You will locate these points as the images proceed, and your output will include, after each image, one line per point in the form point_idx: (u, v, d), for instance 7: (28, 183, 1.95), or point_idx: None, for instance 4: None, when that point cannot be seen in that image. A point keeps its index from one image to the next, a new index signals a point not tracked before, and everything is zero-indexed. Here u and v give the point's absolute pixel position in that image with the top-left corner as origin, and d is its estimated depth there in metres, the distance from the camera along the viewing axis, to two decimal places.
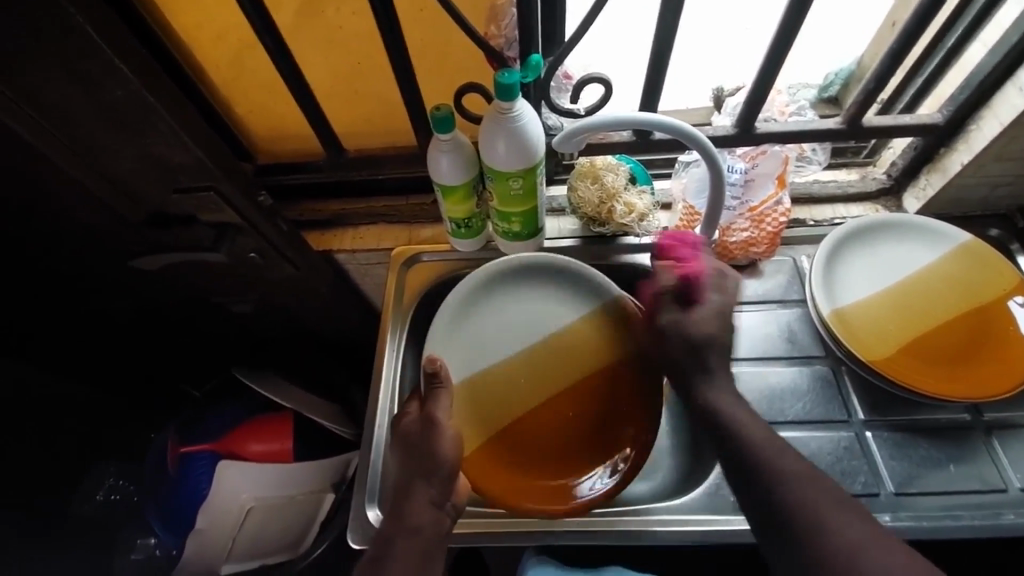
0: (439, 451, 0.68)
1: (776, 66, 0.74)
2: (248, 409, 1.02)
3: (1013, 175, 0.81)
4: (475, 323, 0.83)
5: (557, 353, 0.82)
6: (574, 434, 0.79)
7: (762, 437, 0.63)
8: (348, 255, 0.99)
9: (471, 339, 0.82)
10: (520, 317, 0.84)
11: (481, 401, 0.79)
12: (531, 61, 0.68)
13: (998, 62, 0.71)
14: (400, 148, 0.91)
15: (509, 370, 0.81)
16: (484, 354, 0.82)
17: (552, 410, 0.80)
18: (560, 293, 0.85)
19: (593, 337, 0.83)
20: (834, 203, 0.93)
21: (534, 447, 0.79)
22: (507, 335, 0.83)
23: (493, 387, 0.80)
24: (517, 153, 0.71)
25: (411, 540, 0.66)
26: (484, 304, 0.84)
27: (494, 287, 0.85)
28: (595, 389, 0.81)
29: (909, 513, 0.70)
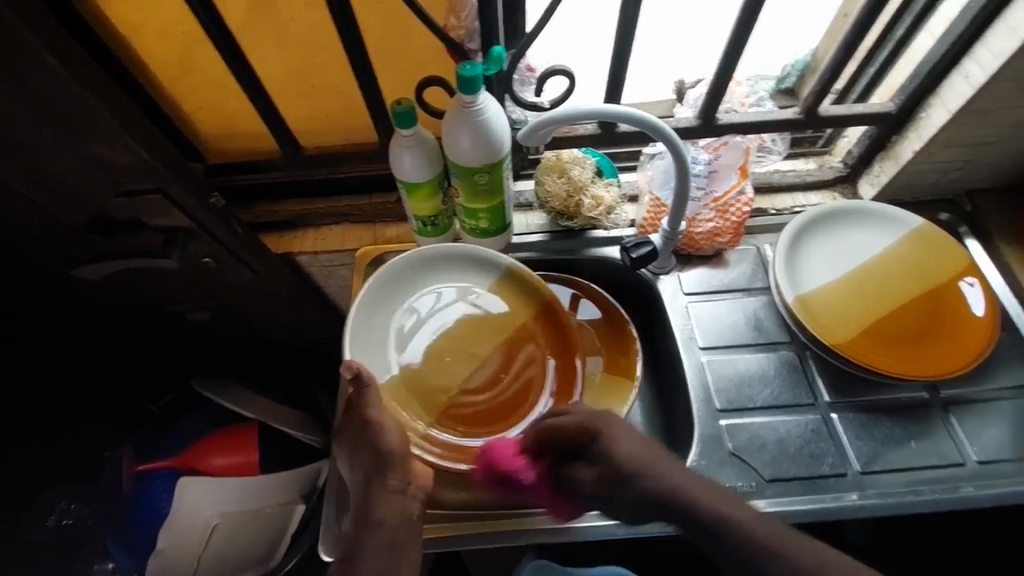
0: (381, 441, 0.63)
1: (736, 59, 0.74)
2: (209, 420, 0.97)
3: (962, 161, 0.84)
4: (392, 314, 0.78)
5: (477, 325, 0.78)
6: (511, 398, 0.75)
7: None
8: (309, 257, 0.95)
9: (390, 331, 0.77)
10: (437, 296, 0.79)
11: (416, 381, 0.74)
12: (495, 53, 0.65)
13: (945, 52, 0.74)
14: (361, 144, 0.88)
15: (436, 344, 0.77)
16: (407, 336, 0.76)
17: (480, 376, 0.76)
18: (462, 271, 0.81)
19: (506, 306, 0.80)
20: (794, 192, 0.95)
21: (476, 416, 0.74)
22: (425, 313, 0.78)
23: (424, 369, 0.75)
24: (484, 147, 0.70)
25: (383, 537, 0.61)
26: (401, 295, 0.79)
27: (412, 278, 0.80)
28: (518, 352, 0.78)
29: (875, 490, 0.72)
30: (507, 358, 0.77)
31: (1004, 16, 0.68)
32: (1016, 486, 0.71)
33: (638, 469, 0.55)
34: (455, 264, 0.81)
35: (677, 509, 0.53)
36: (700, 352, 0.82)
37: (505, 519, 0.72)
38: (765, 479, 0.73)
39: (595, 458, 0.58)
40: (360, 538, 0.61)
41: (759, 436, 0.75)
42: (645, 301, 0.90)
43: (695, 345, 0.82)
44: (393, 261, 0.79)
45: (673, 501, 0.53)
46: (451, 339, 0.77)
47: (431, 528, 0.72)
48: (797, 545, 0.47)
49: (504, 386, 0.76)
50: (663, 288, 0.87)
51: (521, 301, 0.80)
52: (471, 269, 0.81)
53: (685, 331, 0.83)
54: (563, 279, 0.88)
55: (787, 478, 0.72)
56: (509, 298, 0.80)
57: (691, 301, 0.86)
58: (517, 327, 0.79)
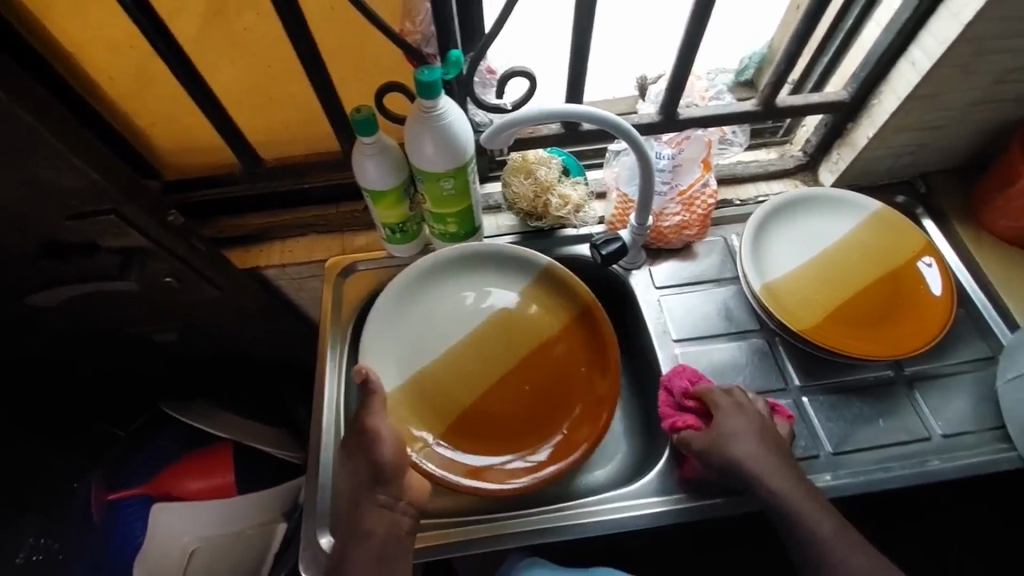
0: (377, 453, 0.66)
1: (692, 53, 0.75)
2: (183, 442, 0.95)
3: (914, 145, 0.86)
4: (412, 323, 0.81)
5: (503, 336, 0.82)
6: (529, 411, 0.78)
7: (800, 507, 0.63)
8: (277, 271, 0.93)
9: (408, 338, 0.80)
10: (459, 306, 0.83)
11: (434, 390, 0.78)
12: (452, 57, 0.65)
13: (891, 41, 0.76)
14: (324, 153, 0.87)
15: (456, 355, 0.80)
16: (421, 347, 0.80)
17: (499, 387, 0.79)
18: (485, 283, 0.84)
19: (534, 312, 0.83)
20: (757, 181, 0.98)
21: (490, 430, 0.77)
22: (440, 324, 0.82)
23: (438, 379, 0.79)
24: (447, 153, 0.70)
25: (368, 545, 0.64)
26: (426, 296, 0.83)
27: (437, 278, 0.84)
28: (543, 363, 0.81)
29: (847, 470, 0.73)
30: (530, 367, 0.80)
31: (944, 2, 0.69)
32: (978, 457, 0.73)
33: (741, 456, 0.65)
34: (480, 276, 0.85)
35: (749, 478, 0.64)
36: (674, 345, 0.83)
37: (502, 523, 0.72)
38: None
39: (716, 431, 0.67)
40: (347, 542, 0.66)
41: None
42: (618, 298, 0.91)
43: (669, 338, 0.83)
44: (410, 271, 0.82)
45: (749, 475, 0.64)
46: (477, 348, 0.81)
47: (432, 536, 0.72)
48: (836, 535, 0.62)
49: (525, 398, 0.79)
50: (635, 283, 0.87)
51: (553, 306, 0.83)
52: (499, 283, 0.85)
53: (658, 325, 0.84)
54: None
55: None
56: (540, 303, 0.84)
57: (664, 294, 0.87)
58: (545, 335, 0.82)
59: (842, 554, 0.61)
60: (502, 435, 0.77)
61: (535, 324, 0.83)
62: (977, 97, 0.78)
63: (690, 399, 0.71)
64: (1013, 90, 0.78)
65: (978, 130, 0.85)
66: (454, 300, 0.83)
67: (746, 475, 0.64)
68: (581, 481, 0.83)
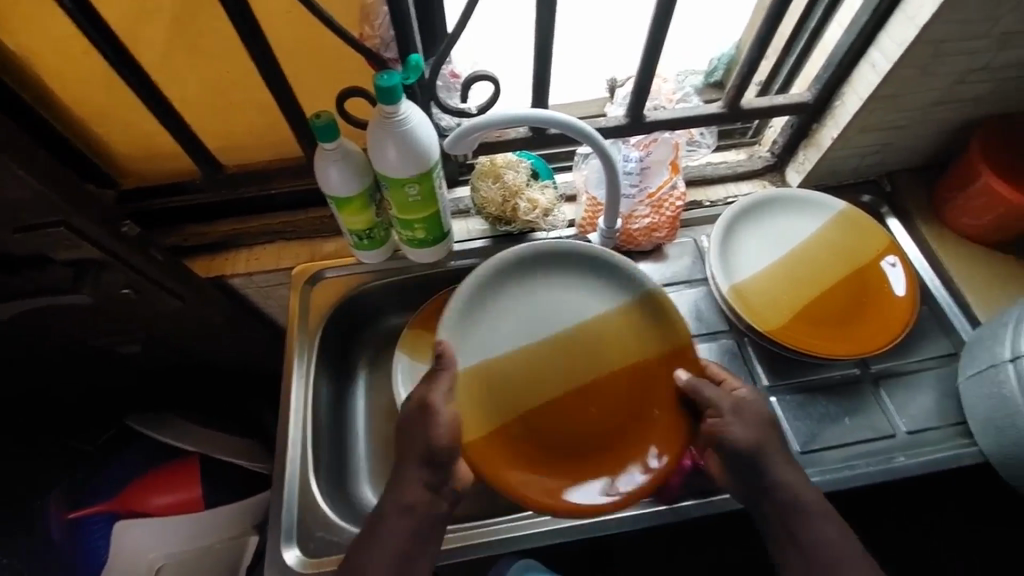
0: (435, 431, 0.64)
1: (656, 56, 0.74)
2: (150, 456, 0.93)
3: (877, 146, 0.87)
4: (492, 315, 0.73)
5: (585, 351, 0.72)
6: (597, 432, 0.70)
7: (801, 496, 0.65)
8: (243, 279, 0.92)
9: (485, 329, 0.72)
10: (540, 311, 0.74)
11: (508, 389, 0.70)
12: (411, 61, 0.64)
13: (852, 43, 0.76)
14: (288, 159, 0.85)
15: (536, 356, 0.72)
16: (487, 339, 0.71)
17: (574, 400, 0.71)
18: (577, 292, 0.75)
19: (626, 333, 0.73)
20: (726, 183, 0.98)
21: (563, 442, 0.69)
22: (518, 325, 0.73)
23: (509, 377, 0.70)
24: (411, 158, 0.69)
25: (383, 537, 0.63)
26: (508, 290, 0.74)
27: (512, 277, 0.75)
28: (633, 385, 0.71)
29: (814, 468, 0.74)
30: (617, 384, 0.71)
31: (901, 6, 0.70)
32: (942, 452, 0.75)
33: (760, 442, 0.65)
34: (572, 283, 0.76)
35: (770, 467, 0.65)
36: None
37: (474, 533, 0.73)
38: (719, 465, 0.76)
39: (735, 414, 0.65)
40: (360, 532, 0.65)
41: None
42: None
43: None
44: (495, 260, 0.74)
45: (765, 460, 0.65)
46: (563, 354, 0.72)
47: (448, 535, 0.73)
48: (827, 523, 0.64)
49: (601, 417, 0.70)
50: None
51: (655, 332, 0.72)
52: (592, 294, 0.75)
53: None
54: None
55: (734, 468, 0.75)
56: (637, 326, 0.73)
57: None
58: (639, 358, 0.71)
59: (831, 540, 0.63)
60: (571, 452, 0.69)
61: (632, 342, 0.72)
62: (937, 97, 0.79)
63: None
64: (972, 90, 0.78)
65: (940, 130, 0.86)
66: (534, 307, 0.74)
67: (762, 460, 0.65)
68: None
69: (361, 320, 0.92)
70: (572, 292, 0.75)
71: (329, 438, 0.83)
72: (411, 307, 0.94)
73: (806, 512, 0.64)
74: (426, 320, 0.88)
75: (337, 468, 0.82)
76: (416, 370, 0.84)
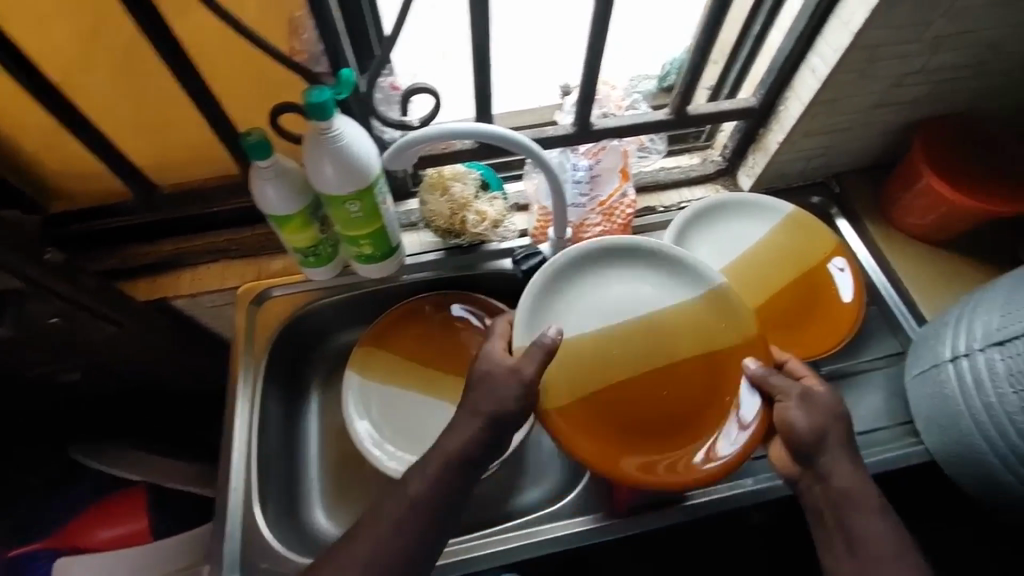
0: (496, 409, 0.62)
1: (597, 65, 0.73)
2: (97, 488, 0.89)
3: (823, 149, 0.88)
4: (572, 302, 0.70)
5: (664, 339, 0.70)
6: (670, 416, 0.69)
7: (858, 490, 0.62)
8: (188, 300, 0.88)
9: (569, 314, 0.70)
10: (618, 301, 0.71)
11: (588, 374, 0.68)
12: (344, 76, 0.62)
13: (791, 49, 0.76)
14: (223, 177, 0.82)
15: (617, 343, 0.69)
16: (568, 320, 0.69)
17: (653, 385, 0.69)
18: (656, 282, 0.72)
19: (705, 322, 0.70)
20: (680, 187, 0.99)
21: (640, 426, 0.68)
22: (598, 313, 0.70)
23: (586, 365, 0.68)
24: (349, 174, 0.67)
25: (387, 543, 0.60)
26: (588, 278, 0.72)
27: (592, 263, 0.72)
28: (713, 374, 0.69)
29: (766, 474, 0.74)
30: (696, 371, 0.69)
31: (835, 13, 0.70)
32: (891, 451, 0.75)
33: (822, 431, 0.64)
34: (651, 274, 0.72)
35: (828, 455, 0.63)
36: None
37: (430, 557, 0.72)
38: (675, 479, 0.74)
39: (808, 403, 0.65)
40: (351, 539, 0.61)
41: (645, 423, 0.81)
42: None
43: None
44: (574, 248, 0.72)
45: (825, 448, 0.64)
46: (651, 336, 0.70)
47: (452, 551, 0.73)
48: (876, 517, 0.61)
49: (674, 403, 0.69)
50: None
51: (730, 325, 0.69)
52: (670, 285, 0.71)
53: None
54: (457, 299, 0.89)
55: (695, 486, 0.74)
56: (716, 318, 0.70)
57: None
58: (719, 348, 0.69)
59: (876, 534, 0.61)
60: (647, 435, 0.68)
61: (714, 329, 0.70)
62: (878, 100, 0.79)
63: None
64: (911, 92, 0.79)
65: (883, 131, 0.87)
66: (616, 296, 0.71)
67: (826, 449, 0.64)
68: (512, 503, 0.84)
69: (309, 338, 0.90)
70: (652, 282, 0.72)
71: (277, 463, 0.81)
72: (363, 323, 0.93)
73: (857, 502, 0.62)
74: (378, 337, 0.86)
75: (287, 492, 0.81)
76: (367, 389, 0.83)
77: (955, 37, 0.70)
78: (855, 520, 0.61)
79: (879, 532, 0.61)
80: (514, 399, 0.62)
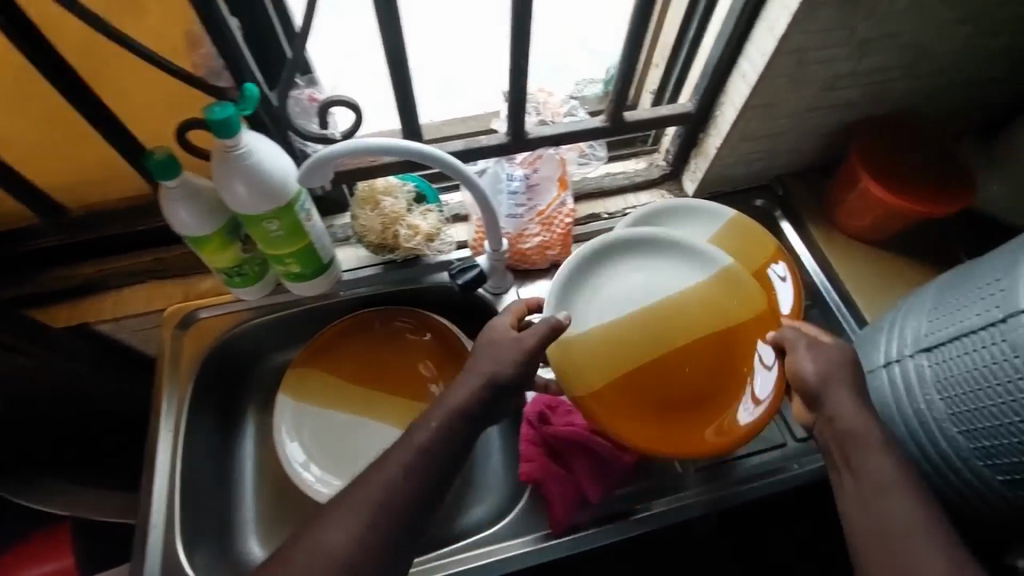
0: (494, 370, 0.57)
1: (524, 74, 0.71)
2: (16, 527, 0.84)
3: (763, 152, 0.87)
4: (587, 295, 0.67)
5: (676, 323, 0.66)
6: (686, 392, 0.68)
7: (868, 435, 0.56)
8: (113, 325, 0.84)
9: (584, 307, 0.67)
10: (631, 289, 0.67)
11: (604, 359, 0.65)
12: (247, 92, 0.58)
13: (720, 55, 0.75)
14: (134, 198, 0.79)
15: (630, 330, 0.66)
16: (582, 317, 0.66)
17: (671, 365, 0.66)
18: (668, 268, 0.67)
19: (718, 301, 0.66)
20: (626, 193, 0.97)
21: (658, 402, 0.67)
22: (611, 303, 0.67)
23: (598, 353, 0.65)
24: (264, 191, 0.64)
25: (385, 497, 0.52)
26: (603, 270, 0.68)
27: (602, 255, 0.69)
28: (723, 348, 0.67)
29: (708, 486, 0.73)
30: (708, 352, 0.67)
31: (760, 19, 0.69)
32: None
33: (826, 377, 0.59)
34: (665, 260, 0.68)
35: (832, 399, 0.58)
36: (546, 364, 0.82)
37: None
38: (615, 495, 0.72)
39: (812, 350, 0.61)
40: (347, 494, 0.53)
41: None
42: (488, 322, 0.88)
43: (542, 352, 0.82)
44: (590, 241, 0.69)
45: (830, 393, 0.58)
46: (664, 318, 0.66)
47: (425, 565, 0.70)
48: (886, 463, 0.55)
49: (688, 381, 0.67)
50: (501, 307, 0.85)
51: (739, 302, 0.66)
52: (682, 271, 0.67)
53: None
54: (395, 314, 0.86)
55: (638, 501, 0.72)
56: (726, 296, 0.67)
57: None
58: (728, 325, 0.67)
59: (884, 481, 0.54)
60: (664, 411, 0.67)
61: (725, 308, 0.66)
62: (811, 103, 0.79)
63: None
64: (843, 95, 0.79)
65: (821, 133, 0.86)
66: (632, 284, 0.67)
67: (832, 394, 0.58)
68: (456, 523, 0.81)
69: (243, 360, 0.87)
70: (666, 268, 0.67)
71: (205, 495, 0.77)
72: (298, 342, 0.90)
73: (865, 446, 0.56)
74: (311, 357, 0.83)
75: (216, 523, 0.77)
76: (300, 413, 0.80)
77: (881, 40, 0.69)
78: (861, 464, 0.55)
79: (891, 483, 0.54)
80: (513, 364, 0.57)
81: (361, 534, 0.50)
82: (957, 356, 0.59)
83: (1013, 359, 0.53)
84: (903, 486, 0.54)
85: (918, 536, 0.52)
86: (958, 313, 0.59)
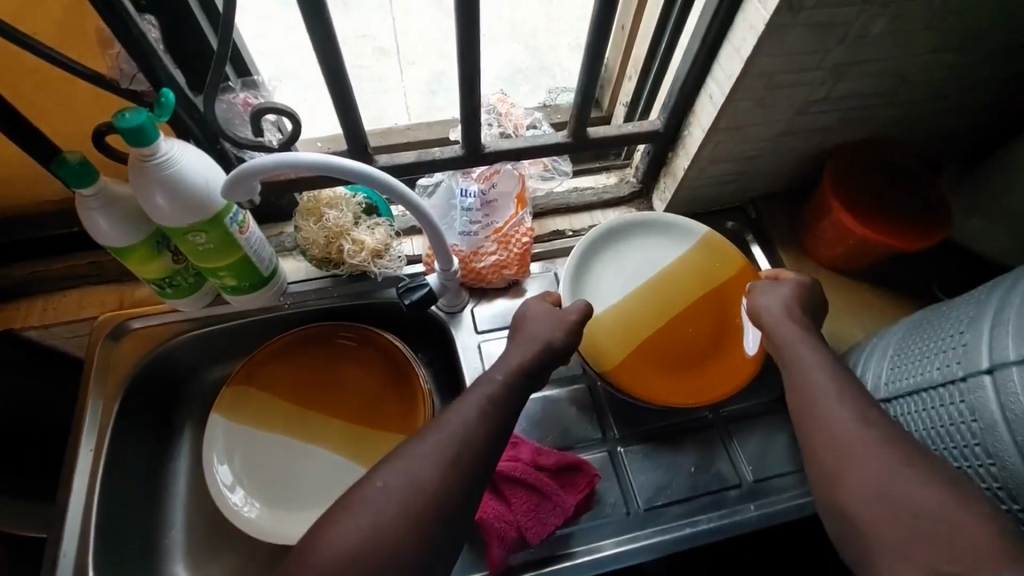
0: (547, 338, 0.64)
1: (477, 87, 0.66)
2: None
3: (734, 174, 0.83)
4: (605, 271, 0.78)
5: (673, 288, 0.77)
6: (688, 347, 0.74)
7: (795, 337, 0.61)
8: (42, 331, 0.80)
9: (604, 283, 0.77)
10: (638, 263, 0.78)
11: (623, 325, 0.75)
12: (162, 98, 0.53)
13: (686, 74, 0.71)
14: (49, 199, 0.75)
15: (639, 300, 0.76)
16: (597, 297, 0.76)
17: (672, 325, 0.75)
18: (659, 241, 0.79)
19: (703, 265, 0.78)
20: (593, 210, 0.93)
21: (667, 359, 0.74)
22: (625, 277, 0.77)
23: (618, 320, 0.75)
24: (186, 204, 0.60)
25: (466, 438, 0.54)
26: (615, 249, 0.79)
27: (615, 241, 0.79)
28: (711, 310, 0.76)
29: (655, 527, 0.70)
30: (702, 314, 0.76)
31: (727, 38, 0.65)
32: (786, 501, 0.71)
33: (761, 306, 0.67)
34: (656, 237, 0.80)
35: (767, 313, 0.65)
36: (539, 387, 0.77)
37: None
38: (556, 534, 0.69)
39: (758, 287, 0.69)
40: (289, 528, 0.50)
41: (568, 433, 0.75)
42: (441, 340, 0.84)
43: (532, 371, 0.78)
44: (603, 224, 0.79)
45: (768, 314, 0.65)
46: (669, 288, 0.77)
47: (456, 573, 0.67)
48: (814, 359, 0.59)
49: (691, 339, 0.75)
50: (454, 326, 0.81)
51: (718, 268, 0.77)
52: (667, 244, 0.79)
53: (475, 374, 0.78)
54: (342, 331, 0.82)
55: (583, 540, 0.69)
56: (710, 261, 0.78)
57: (484, 339, 0.80)
58: (711, 289, 0.77)
59: (810, 370, 0.58)
60: (678, 367, 0.73)
61: (706, 273, 0.77)
62: (784, 127, 0.74)
63: (544, 460, 0.70)
64: (819, 119, 0.74)
65: (796, 157, 0.82)
66: (642, 260, 0.78)
67: (771, 312, 0.65)
68: None
69: (176, 373, 0.82)
70: (655, 245, 0.79)
71: (123, 517, 0.73)
72: (237, 356, 0.86)
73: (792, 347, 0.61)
74: (248, 373, 0.78)
75: (132, 547, 0.73)
76: (233, 434, 0.76)
77: (856, 66, 0.65)
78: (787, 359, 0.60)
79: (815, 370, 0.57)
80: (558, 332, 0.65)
81: (448, 468, 0.52)
82: (914, 411, 0.55)
83: (970, 423, 0.49)
84: (827, 368, 0.57)
85: (833, 405, 0.54)
86: (921, 363, 0.56)
